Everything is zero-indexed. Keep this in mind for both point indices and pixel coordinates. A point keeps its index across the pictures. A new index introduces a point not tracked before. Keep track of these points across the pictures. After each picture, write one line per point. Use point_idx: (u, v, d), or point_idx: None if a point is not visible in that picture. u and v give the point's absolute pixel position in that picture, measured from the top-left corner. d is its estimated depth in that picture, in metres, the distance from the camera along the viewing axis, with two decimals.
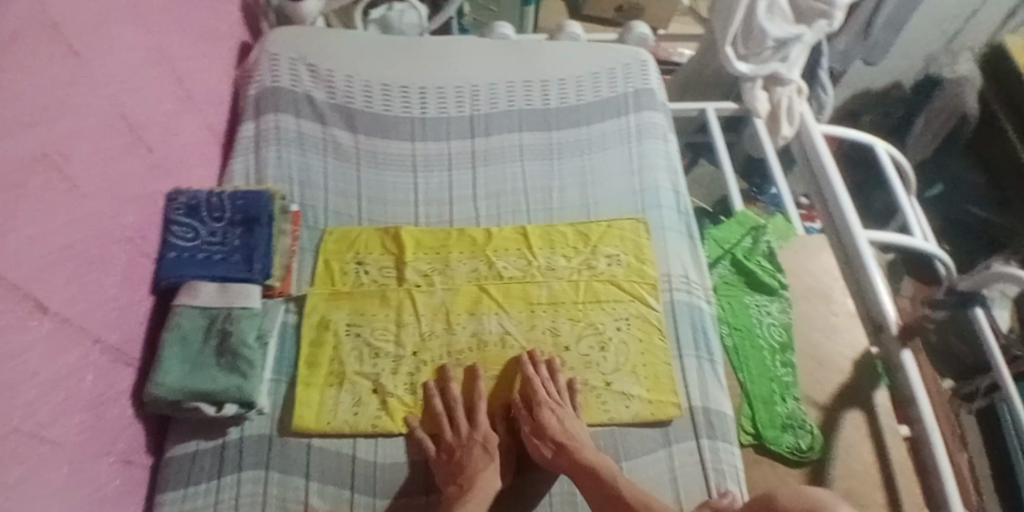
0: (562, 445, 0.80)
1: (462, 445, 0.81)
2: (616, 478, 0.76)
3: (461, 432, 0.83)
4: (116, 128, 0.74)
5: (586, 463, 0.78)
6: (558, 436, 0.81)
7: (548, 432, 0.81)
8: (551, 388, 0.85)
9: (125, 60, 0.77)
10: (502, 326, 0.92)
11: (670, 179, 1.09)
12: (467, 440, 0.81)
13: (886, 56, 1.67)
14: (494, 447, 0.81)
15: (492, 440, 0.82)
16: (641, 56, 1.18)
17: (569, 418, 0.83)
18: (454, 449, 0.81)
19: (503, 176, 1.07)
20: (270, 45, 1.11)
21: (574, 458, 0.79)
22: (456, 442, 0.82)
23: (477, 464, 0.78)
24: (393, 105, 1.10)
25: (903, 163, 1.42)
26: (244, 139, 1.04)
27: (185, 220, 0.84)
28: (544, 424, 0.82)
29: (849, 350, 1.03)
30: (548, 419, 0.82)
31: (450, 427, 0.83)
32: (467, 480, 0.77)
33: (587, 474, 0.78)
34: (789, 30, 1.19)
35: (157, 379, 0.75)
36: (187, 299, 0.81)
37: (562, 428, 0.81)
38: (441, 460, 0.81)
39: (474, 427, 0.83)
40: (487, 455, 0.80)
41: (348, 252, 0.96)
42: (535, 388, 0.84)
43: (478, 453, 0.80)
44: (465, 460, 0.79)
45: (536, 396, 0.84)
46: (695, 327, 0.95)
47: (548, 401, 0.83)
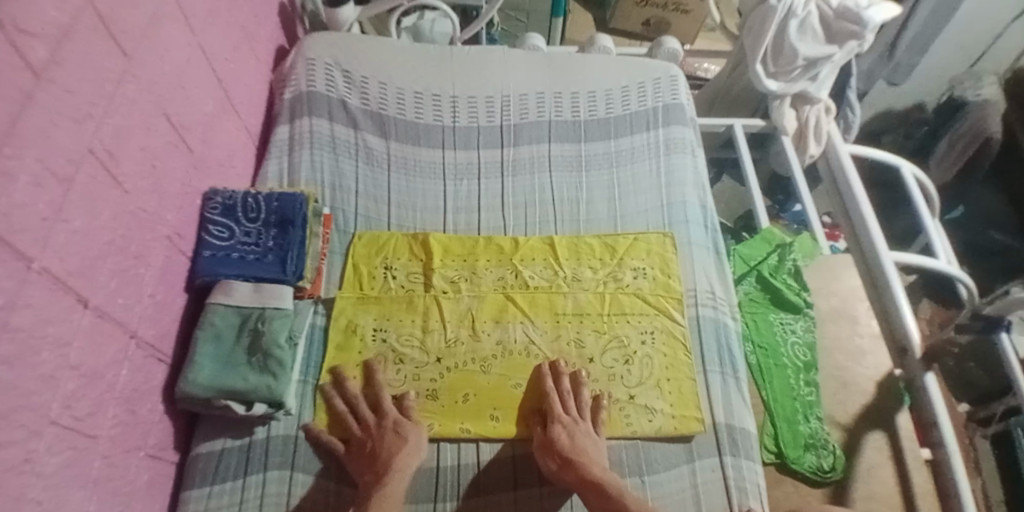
0: (570, 461, 0.79)
1: (374, 434, 0.81)
2: (623, 494, 0.76)
3: (369, 422, 0.83)
4: (160, 126, 0.76)
5: (596, 478, 0.78)
6: (566, 451, 0.80)
7: (558, 447, 0.80)
8: (569, 401, 0.85)
9: (171, 60, 0.79)
10: (528, 335, 0.92)
11: (698, 194, 1.09)
12: (377, 429, 0.81)
13: (908, 75, 1.71)
14: (405, 429, 0.81)
15: (405, 425, 0.82)
16: (671, 71, 1.19)
17: (585, 432, 0.83)
18: (367, 440, 0.81)
19: (530, 186, 1.08)
20: (306, 49, 1.13)
21: (585, 472, 0.78)
22: (368, 431, 0.82)
23: (391, 449, 0.79)
24: (424, 112, 1.11)
25: (928, 186, 1.41)
26: (278, 142, 1.05)
27: (221, 219, 0.85)
28: (553, 439, 0.81)
29: (873, 372, 1.02)
30: (559, 435, 0.81)
31: (357, 420, 0.84)
32: (382, 467, 0.77)
33: (596, 491, 0.77)
34: (821, 50, 1.18)
35: (191, 377, 0.76)
36: (222, 298, 0.82)
37: (572, 444, 0.81)
38: (360, 448, 0.81)
39: (380, 416, 0.83)
40: (400, 438, 0.80)
41: (378, 255, 0.97)
42: (553, 401, 0.85)
43: (389, 439, 0.80)
44: (377, 448, 0.79)
45: (552, 408, 0.84)
46: (720, 343, 0.95)
47: (564, 416, 0.83)
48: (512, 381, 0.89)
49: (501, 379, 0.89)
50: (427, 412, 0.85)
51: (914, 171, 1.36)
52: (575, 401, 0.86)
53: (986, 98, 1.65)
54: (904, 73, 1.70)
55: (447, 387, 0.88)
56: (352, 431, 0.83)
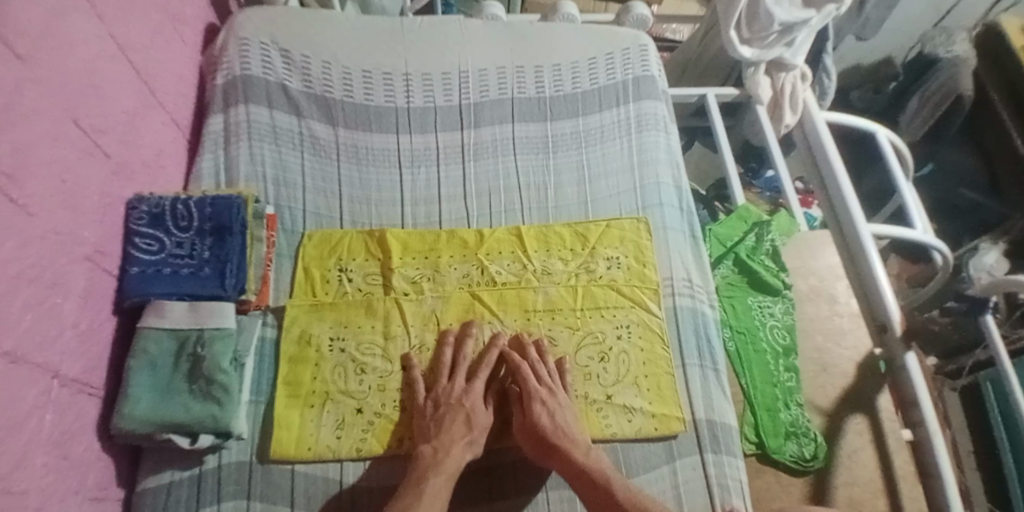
0: (552, 446, 0.76)
1: (451, 403, 0.79)
2: (611, 482, 0.73)
3: (454, 387, 0.80)
4: (70, 134, 0.66)
5: (578, 465, 0.75)
6: (548, 435, 0.76)
7: (539, 430, 0.77)
8: (541, 372, 0.82)
9: (77, 55, 0.68)
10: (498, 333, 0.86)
11: (672, 173, 1.02)
12: (457, 399, 0.79)
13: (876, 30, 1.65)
14: (478, 420, 0.79)
15: (479, 413, 0.79)
16: (641, 40, 1.11)
17: (560, 406, 0.79)
18: (440, 402, 0.79)
19: (495, 171, 1.00)
20: (238, 27, 1.01)
21: (567, 459, 0.75)
22: (444, 396, 0.80)
23: (453, 434, 0.76)
24: (376, 93, 1.02)
25: (901, 148, 1.36)
26: (213, 134, 0.95)
27: (148, 230, 0.77)
28: (534, 421, 0.77)
29: (853, 352, 1.00)
30: (540, 417, 0.77)
31: (446, 379, 0.82)
32: (442, 447, 0.75)
33: (582, 481, 0.74)
34: (797, 15, 1.11)
35: (123, 411, 0.68)
36: (155, 320, 0.74)
37: (553, 424, 0.77)
38: (428, 412, 0.79)
39: (468, 389, 0.80)
40: (466, 428, 0.77)
41: (329, 257, 0.90)
42: (522, 375, 0.81)
43: (458, 421, 0.77)
44: (444, 420, 0.77)
45: (525, 385, 0.80)
46: (699, 333, 0.91)
47: (539, 392, 0.79)
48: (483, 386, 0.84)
49: None
50: (391, 425, 0.79)
51: (889, 135, 1.32)
52: (549, 372, 0.83)
53: (959, 54, 1.61)
54: (873, 28, 1.63)
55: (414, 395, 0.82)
56: (435, 389, 0.81)
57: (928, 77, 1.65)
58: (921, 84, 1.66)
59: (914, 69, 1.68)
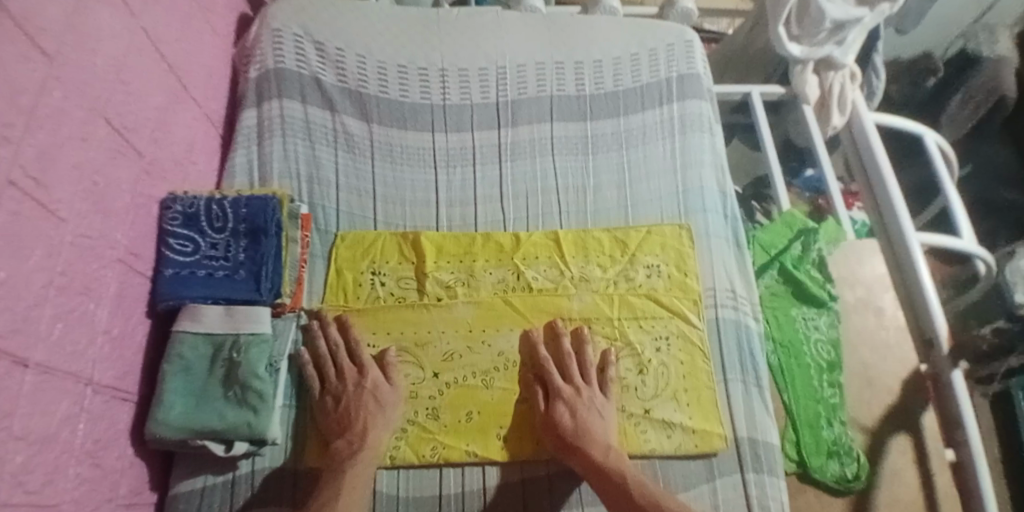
0: (572, 445, 0.75)
1: (351, 390, 0.77)
2: (625, 475, 0.72)
3: (348, 373, 0.79)
4: (99, 133, 0.64)
5: (597, 462, 0.74)
6: (568, 435, 0.75)
7: (561, 428, 0.76)
8: (570, 367, 0.82)
9: (104, 50, 0.66)
10: (532, 342, 0.83)
11: (716, 177, 0.98)
12: (357, 385, 0.77)
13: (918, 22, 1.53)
14: (385, 398, 0.77)
15: (383, 389, 0.78)
16: (686, 36, 1.06)
17: (587, 403, 0.79)
18: (340, 392, 0.77)
19: (532, 172, 0.97)
20: (271, 18, 0.98)
21: (584, 458, 0.74)
22: (342, 385, 0.78)
23: (365, 419, 0.75)
24: (410, 89, 0.98)
25: (948, 152, 1.30)
26: (245, 130, 0.93)
27: (182, 231, 0.75)
28: (555, 420, 0.77)
29: (899, 368, 0.96)
30: (562, 415, 0.77)
31: (335, 367, 0.79)
32: (356, 437, 0.74)
33: (597, 477, 0.73)
34: (850, 12, 1.06)
35: (158, 417, 0.68)
36: (188, 325, 0.73)
37: (574, 423, 0.76)
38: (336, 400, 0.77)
39: (363, 371, 0.79)
40: (377, 408, 0.76)
41: (362, 257, 0.88)
42: (551, 371, 0.81)
43: (365, 405, 0.76)
44: (351, 409, 0.76)
45: (551, 381, 0.80)
46: (741, 347, 0.87)
47: (565, 390, 0.79)
48: (518, 396, 0.81)
49: (502, 393, 0.81)
50: (426, 435, 0.78)
51: (937, 138, 1.26)
52: (579, 366, 0.82)
53: (1001, 55, 1.54)
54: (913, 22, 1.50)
55: (448, 404, 0.80)
56: (327, 380, 0.79)
57: (968, 75, 1.55)
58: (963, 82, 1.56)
59: (953, 65, 1.57)
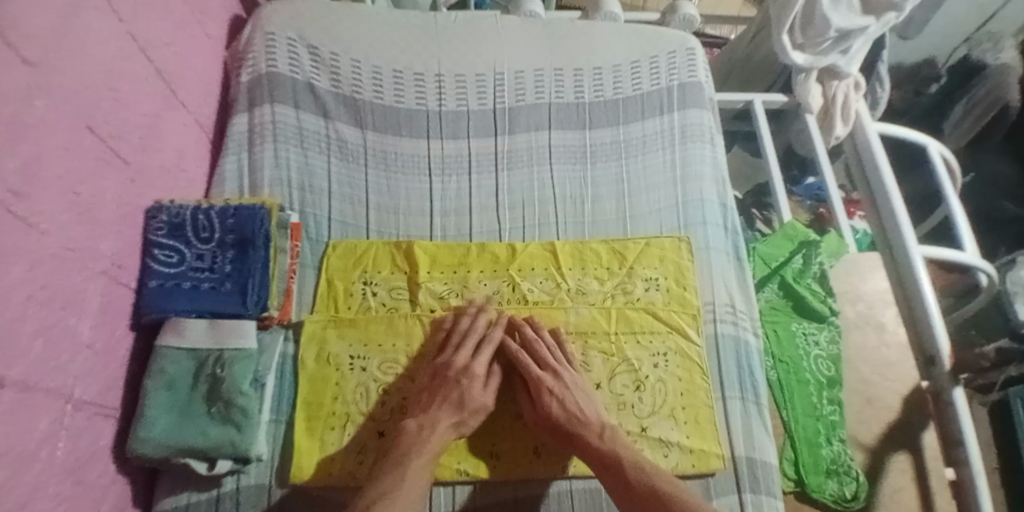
0: (568, 433, 0.75)
1: (447, 378, 0.77)
2: (623, 464, 0.72)
3: (453, 359, 0.78)
4: (85, 142, 0.62)
5: (592, 447, 0.74)
6: (563, 424, 0.75)
7: (552, 418, 0.76)
8: (542, 353, 0.80)
9: (93, 57, 0.64)
10: (516, 329, 0.83)
11: (717, 189, 0.96)
12: (455, 374, 0.77)
13: (922, 30, 1.51)
14: (471, 399, 0.76)
15: (473, 390, 0.77)
16: (688, 44, 1.04)
17: (568, 387, 0.77)
18: (439, 376, 0.78)
19: (529, 182, 0.95)
20: (265, 21, 0.96)
21: (582, 444, 0.74)
22: (441, 369, 0.78)
23: (438, 408, 0.75)
24: (406, 95, 0.96)
25: (952, 162, 1.28)
26: (236, 135, 0.91)
27: (168, 242, 0.73)
28: (546, 411, 0.76)
29: (900, 385, 0.94)
30: (551, 406, 0.76)
31: (445, 351, 0.80)
32: (428, 423, 0.73)
33: (595, 462, 0.73)
34: (856, 22, 1.04)
35: (140, 434, 0.66)
36: (171, 340, 0.71)
37: (563, 412, 0.75)
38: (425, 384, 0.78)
39: (471, 364, 0.78)
40: (456, 408, 0.75)
41: (353, 268, 0.85)
42: (524, 361, 0.80)
43: (449, 399, 0.75)
44: (436, 397, 0.76)
45: (530, 373, 0.79)
46: (741, 364, 0.86)
47: (547, 379, 0.78)
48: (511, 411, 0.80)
49: (495, 408, 0.80)
50: None
51: (941, 149, 1.24)
52: (550, 353, 0.81)
53: (1006, 63, 1.48)
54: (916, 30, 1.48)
55: None
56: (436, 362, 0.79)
57: (971, 85, 1.52)
58: (965, 92, 1.54)
59: (956, 74, 1.55)
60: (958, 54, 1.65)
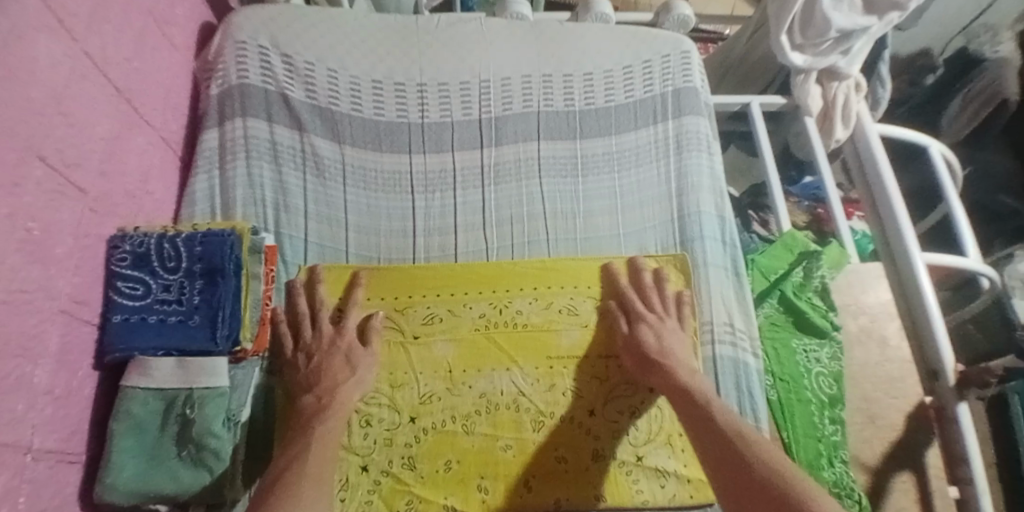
0: (655, 365, 0.75)
1: (324, 349, 0.76)
2: (710, 401, 0.69)
3: (322, 332, 0.77)
4: (37, 175, 0.57)
5: (678, 383, 0.72)
6: (652, 354, 0.76)
7: (644, 348, 0.76)
8: (651, 296, 0.81)
9: (40, 81, 0.59)
10: (639, 267, 0.84)
11: (716, 201, 0.92)
12: (330, 345, 0.76)
13: (920, 19, 1.45)
14: (359, 358, 0.75)
15: (358, 351, 0.76)
16: (684, 46, 0.99)
17: (670, 330, 0.79)
18: (313, 352, 0.76)
19: (518, 197, 0.90)
20: (234, 29, 0.91)
21: (668, 377, 0.73)
22: (316, 345, 0.76)
23: (336, 376, 0.73)
24: (387, 106, 0.92)
25: (953, 162, 1.24)
26: (207, 152, 0.87)
27: (132, 273, 0.69)
28: (639, 339, 0.77)
29: (903, 402, 0.91)
30: (646, 336, 0.77)
31: (312, 329, 0.78)
32: (327, 393, 0.72)
33: (681, 396, 0.71)
34: (857, 21, 0.99)
35: (105, 481, 0.62)
36: (137, 380, 0.67)
37: (659, 344, 0.76)
38: (302, 363, 0.75)
39: (339, 331, 0.77)
40: (348, 367, 0.74)
41: (307, 297, 0.80)
42: (631, 297, 0.81)
43: (338, 364, 0.74)
44: (321, 368, 0.74)
45: (634, 307, 0.80)
46: (740, 387, 0.82)
47: (649, 315, 0.79)
48: (499, 442, 0.75)
49: (486, 441, 0.75)
50: (402, 487, 0.73)
51: (942, 148, 1.20)
52: (648, 294, 0.82)
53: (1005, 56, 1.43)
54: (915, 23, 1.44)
55: (427, 453, 0.74)
56: (302, 340, 0.77)
57: (969, 78, 1.45)
58: (963, 84, 1.46)
59: (953, 66, 1.48)
60: (954, 44, 1.60)
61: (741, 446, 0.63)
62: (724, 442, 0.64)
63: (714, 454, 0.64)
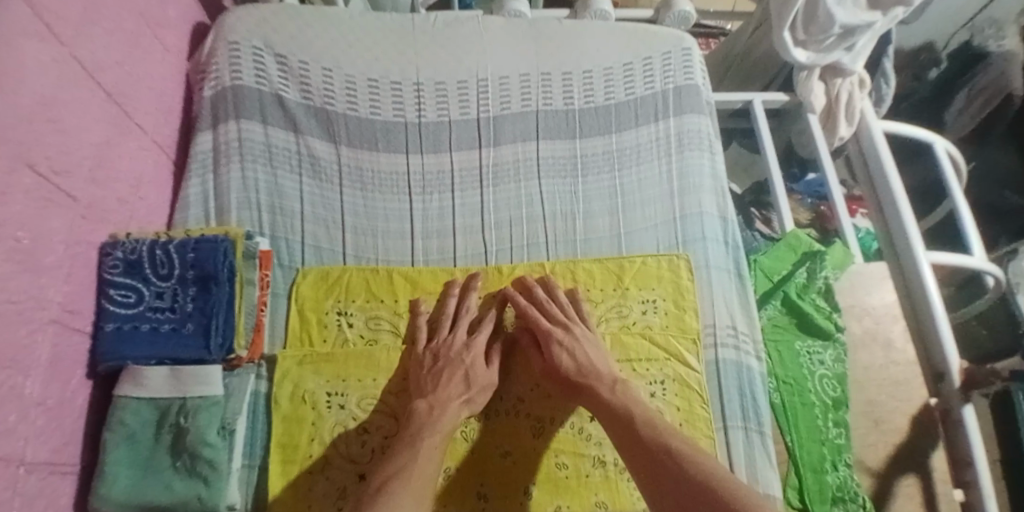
0: (579, 385, 0.73)
1: (451, 357, 0.75)
2: (634, 418, 0.68)
3: (454, 339, 0.77)
4: (27, 183, 0.56)
5: (601, 402, 0.71)
6: (572, 374, 0.73)
7: (562, 371, 0.74)
8: (552, 309, 0.79)
9: (29, 87, 0.57)
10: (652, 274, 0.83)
11: (717, 202, 0.90)
12: (457, 354, 0.75)
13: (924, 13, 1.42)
14: (477, 375, 0.74)
15: (479, 368, 0.75)
16: (685, 43, 0.97)
17: (581, 340, 0.76)
18: (440, 355, 0.76)
19: (517, 199, 0.89)
20: (228, 29, 0.89)
21: (593, 397, 0.72)
22: (442, 350, 0.76)
23: (445, 388, 0.72)
24: (383, 107, 0.91)
25: (958, 158, 1.22)
26: (200, 155, 0.85)
27: (124, 280, 0.67)
28: (556, 363, 0.74)
29: (907, 405, 0.90)
30: (561, 358, 0.74)
31: (447, 331, 0.78)
32: (437, 406, 0.70)
33: (605, 416, 0.70)
34: (862, 17, 0.97)
35: (99, 492, 0.62)
36: (129, 390, 0.66)
37: (574, 365, 0.74)
38: (427, 363, 0.75)
39: (468, 345, 0.76)
40: (463, 384, 0.73)
41: (318, 301, 0.80)
42: (548, 308, 0.79)
43: (457, 378, 0.73)
44: (443, 376, 0.73)
45: (538, 325, 0.77)
46: (743, 391, 0.81)
47: (556, 330, 0.76)
48: (499, 448, 0.74)
49: (485, 448, 0.74)
50: None
51: (947, 145, 1.18)
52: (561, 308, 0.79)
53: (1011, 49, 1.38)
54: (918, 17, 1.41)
55: None
56: (434, 341, 0.77)
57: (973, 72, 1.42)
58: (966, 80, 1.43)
59: (956, 61, 1.45)
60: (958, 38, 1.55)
61: (672, 462, 0.63)
62: (660, 464, 0.64)
63: (651, 473, 0.64)
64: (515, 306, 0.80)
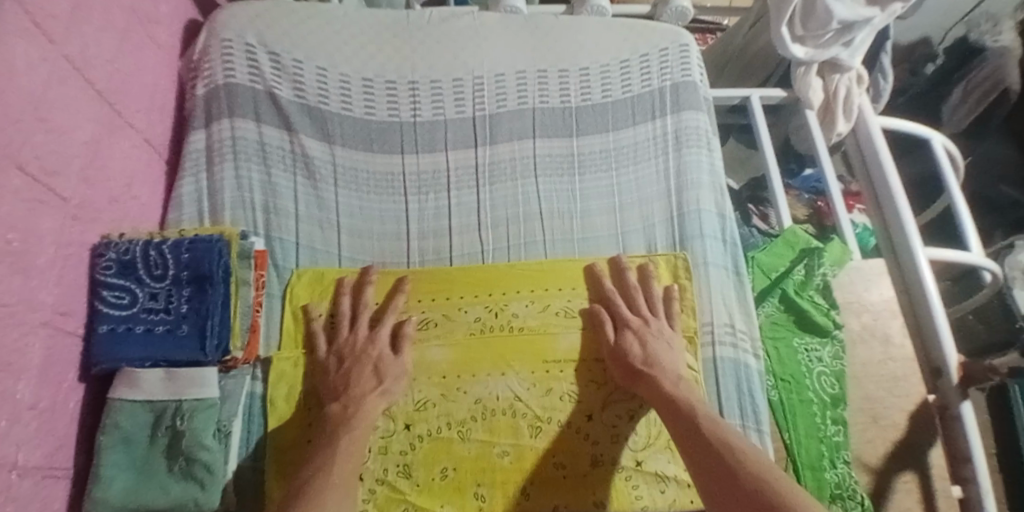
0: (640, 373, 0.73)
1: (356, 355, 0.74)
2: (696, 410, 0.68)
3: (357, 338, 0.76)
4: (17, 185, 0.55)
5: (664, 392, 0.71)
6: (637, 362, 0.74)
7: (628, 358, 0.75)
8: (636, 298, 0.80)
9: (16, 87, 0.56)
10: (623, 268, 0.83)
11: (715, 199, 0.90)
12: (361, 351, 0.75)
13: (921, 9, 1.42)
14: (387, 369, 0.74)
15: (388, 362, 0.74)
16: (682, 39, 0.96)
17: (655, 334, 0.77)
18: (346, 355, 0.75)
19: (513, 198, 0.88)
20: (220, 26, 0.88)
21: (653, 385, 0.72)
22: (349, 348, 0.75)
23: (361, 385, 0.72)
24: (377, 105, 0.90)
25: (956, 154, 1.22)
26: (194, 154, 0.85)
27: (118, 282, 0.67)
28: (623, 348, 0.75)
29: (905, 401, 0.90)
30: (631, 343, 0.76)
31: (349, 330, 0.77)
32: (352, 403, 0.70)
33: (665, 406, 0.70)
34: (859, 13, 0.97)
35: (94, 495, 0.61)
36: (125, 392, 0.66)
37: (643, 353, 0.75)
38: (332, 367, 0.75)
39: (372, 338, 0.76)
40: (375, 379, 0.73)
41: (321, 305, 0.79)
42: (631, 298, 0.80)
43: (366, 374, 0.73)
44: (353, 375, 0.73)
45: (620, 312, 0.79)
46: (740, 388, 0.80)
47: (633, 320, 0.78)
48: (496, 448, 0.74)
49: (480, 448, 0.74)
50: (397, 495, 0.72)
51: (944, 140, 1.17)
52: (646, 300, 0.81)
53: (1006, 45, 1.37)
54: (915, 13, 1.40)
55: (422, 461, 0.73)
56: (336, 341, 0.77)
57: (969, 68, 1.41)
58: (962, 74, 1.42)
59: (953, 56, 1.44)
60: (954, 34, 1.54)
61: (727, 456, 0.62)
62: (715, 456, 0.63)
63: (704, 466, 0.63)
64: (597, 294, 0.82)
